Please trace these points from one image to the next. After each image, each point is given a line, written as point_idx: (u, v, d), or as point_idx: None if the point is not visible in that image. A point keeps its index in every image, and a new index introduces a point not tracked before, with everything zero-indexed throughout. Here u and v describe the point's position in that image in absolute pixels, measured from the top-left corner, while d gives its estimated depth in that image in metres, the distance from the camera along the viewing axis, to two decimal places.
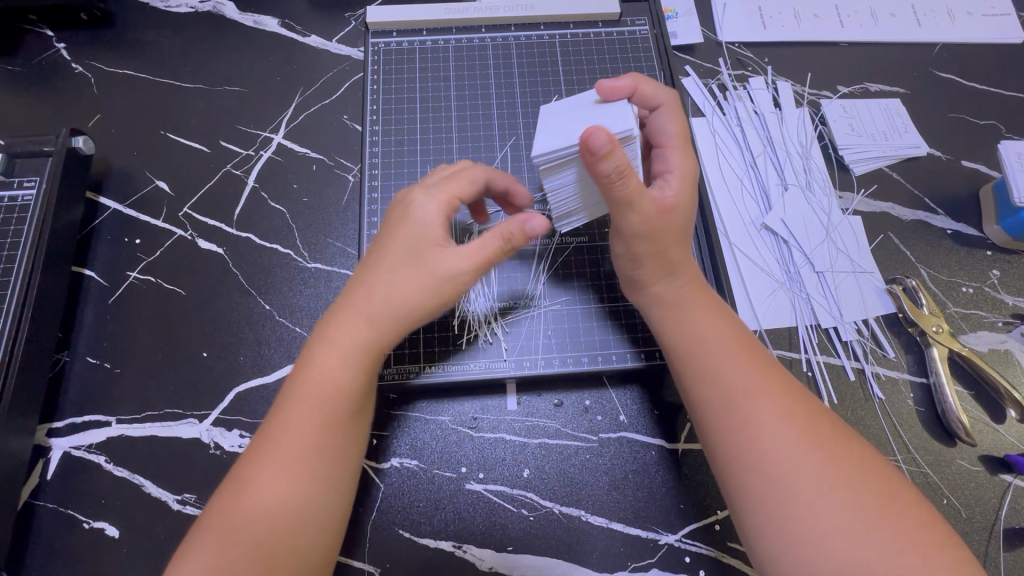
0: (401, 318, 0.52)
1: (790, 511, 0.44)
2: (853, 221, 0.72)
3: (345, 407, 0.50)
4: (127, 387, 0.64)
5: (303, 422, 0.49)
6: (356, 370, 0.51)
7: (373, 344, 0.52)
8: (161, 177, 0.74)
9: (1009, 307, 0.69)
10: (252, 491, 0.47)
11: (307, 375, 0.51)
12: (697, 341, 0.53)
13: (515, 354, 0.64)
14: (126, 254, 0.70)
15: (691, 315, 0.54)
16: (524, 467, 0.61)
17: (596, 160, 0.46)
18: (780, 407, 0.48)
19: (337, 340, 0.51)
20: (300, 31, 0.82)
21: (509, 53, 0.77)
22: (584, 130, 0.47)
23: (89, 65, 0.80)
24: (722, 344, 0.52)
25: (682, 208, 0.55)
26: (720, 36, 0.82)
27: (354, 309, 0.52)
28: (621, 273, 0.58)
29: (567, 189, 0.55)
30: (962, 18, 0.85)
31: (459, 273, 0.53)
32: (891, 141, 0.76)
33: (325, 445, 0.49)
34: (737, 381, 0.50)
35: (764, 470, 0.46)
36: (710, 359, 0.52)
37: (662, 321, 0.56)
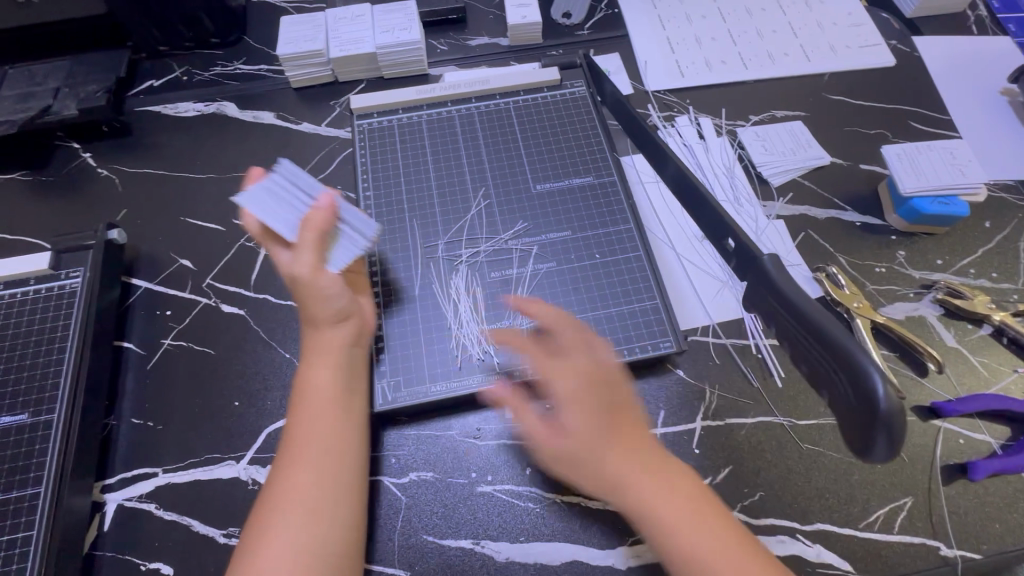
0: (339, 305, 0.66)
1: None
2: (777, 225, 0.85)
3: (332, 398, 0.63)
4: (169, 439, 0.72)
5: (300, 423, 0.61)
6: (330, 371, 0.64)
7: (337, 343, 0.65)
8: (184, 256, 0.85)
9: (918, 280, 0.82)
10: (274, 491, 0.58)
11: (299, 387, 0.63)
12: (607, 479, 0.56)
13: (507, 366, 0.71)
14: (159, 325, 0.80)
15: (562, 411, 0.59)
16: (526, 466, 0.70)
17: (330, 208, 0.68)
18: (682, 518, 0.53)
19: (313, 352, 0.65)
20: (294, 121, 0.97)
21: (473, 120, 0.88)
22: (319, 209, 0.67)
23: (112, 168, 0.93)
24: (622, 467, 0.55)
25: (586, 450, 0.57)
26: (647, 87, 0.99)
27: (318, 321, 0.66)
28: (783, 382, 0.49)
29: (348, 246, 0.69)
30: (843, 52, 1.03)
31: (303, 263, 0.64)
32: (798, 155, 0.91)
33: (327, 440, 0.60)
34: (658, 507, 0.54)
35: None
36: (650, 501, 0.54)
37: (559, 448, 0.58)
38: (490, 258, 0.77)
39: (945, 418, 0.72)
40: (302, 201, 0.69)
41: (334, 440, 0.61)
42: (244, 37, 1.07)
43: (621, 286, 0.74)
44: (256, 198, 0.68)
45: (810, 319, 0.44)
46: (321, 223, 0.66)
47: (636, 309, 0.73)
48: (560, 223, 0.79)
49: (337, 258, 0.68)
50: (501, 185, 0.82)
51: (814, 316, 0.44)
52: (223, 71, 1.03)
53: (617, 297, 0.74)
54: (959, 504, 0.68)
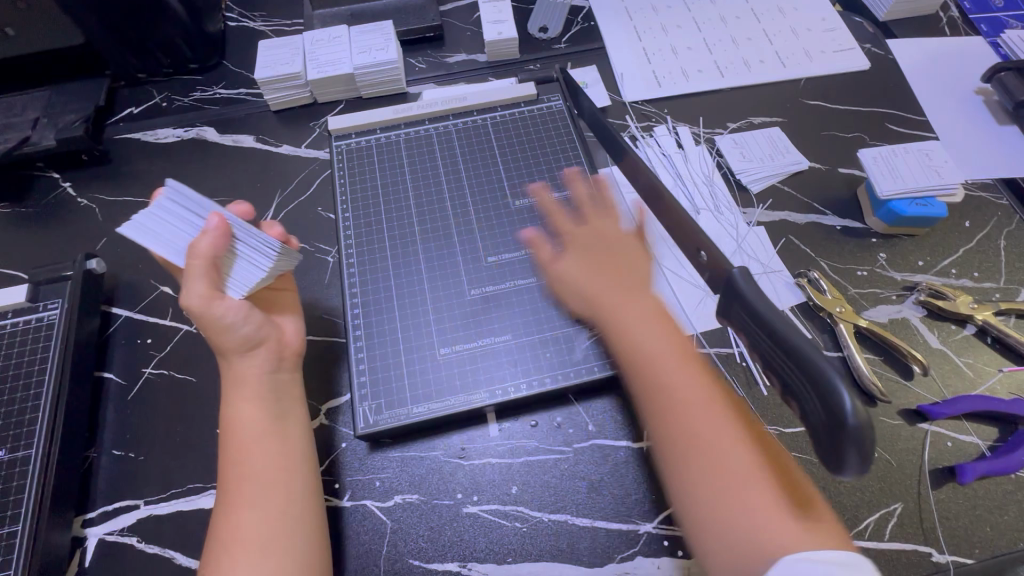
0: (246, 335, 0.67)
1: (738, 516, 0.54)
2: (758, 231, 0.85)
3: (256, 433, 0.65)
4: (151, 470, 0.72)
5: (236, 462, 0.64)
6: (250, 406, 0.66)
7: (252, 378, 0.67)
8: (164, 283, 0.85)
9: (900, 282, 0.82)
10: (222, 533, 0.60)
11: (227, 428, 0.66)
12: (689, 397, 0.60)
13: (489, 385, 0.70)
14: (140, 353, 0.79)
15: (644, 335, 0.64)
16: (512, 485, 0.69)
17: (221, 235, 0.63)
18: (721, 439, 0.57)
19: (231, 392, 0.67)
20: (274, 144, 0.97)
21: (450, 137, 0.88)
22: (211, 238, 0.62)
23: (92, 197, 0.93)
24: (688, 389, 0.61)
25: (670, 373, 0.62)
26: (624, 98, 0.99)
27: (233, 357, 0.68)
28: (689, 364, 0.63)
29: (251, 271, 0.67)
30: (818, 57, 1.04)
31: (195, 300, 0.63)
32: (776, 161, 0.91)
33: (265, 474, 0.63)
34: (703, 428, 0.58)
35: (734, 534, 0.53)
36: (697, 428, 0.58)
37: (638, 365, 0.64)
38: (471, 275, 0.76)
39: (931, 421, 0.72)
40: (192, 222, 0.65)
41: (273, 470, 0.64)
42: (223, 62, 1.07)
43: None
44: (145, 221, 0.64)
45: (781, 335, 0.43)
46: (208, 255, 0.62)
47: None
48: (540, 238, 0.79)
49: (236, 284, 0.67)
50: (479, 202, 0.82)
51: (788, 332, 0.43)
52: (202, 96, 1.03)
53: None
54: (949, 509, 0.67)
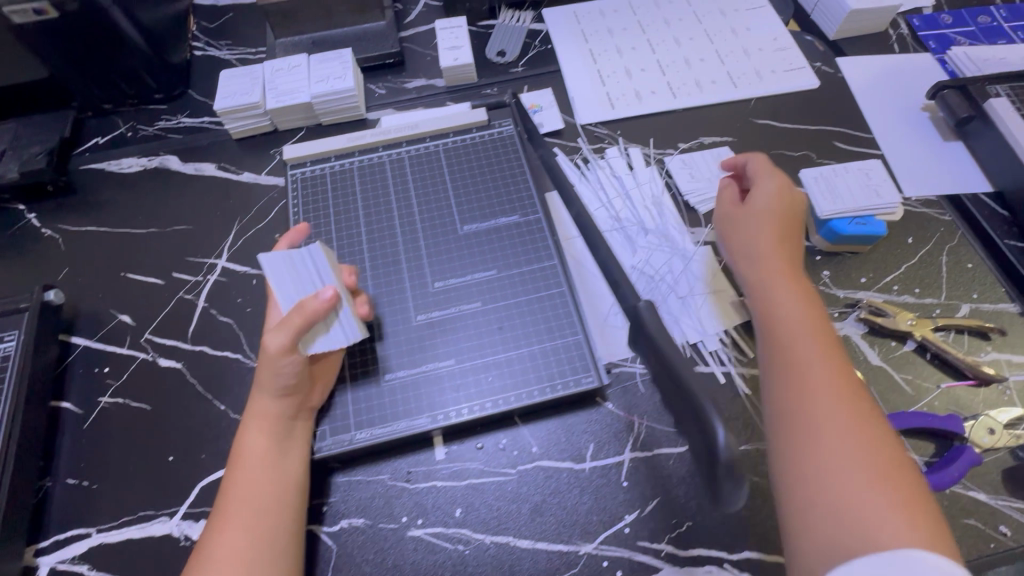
0: (281, 382, 0.67)
1: (827, 493, 0.56)
2: (704, 251, 0.87)
3: (263, 463, 0.66)
4: (104, 498, 0.73)
5: (240, 489, 0.65)
6: (262, 437, 0.67)
7: (270, 413, 0.68)
8: (124, 312, 0.87)
9: (842, 299, 0.83)
10: (207, 557, 0.62)
11: (237, 454, 0.67)
12: (799, 362, 0.65)
13: (430, 410, 0.72)
14: (97, 382, 0.81)
15: (779, 292, 0.71)
16: (456, 507, 0.71)
17: (325, 300, 0.66)
18: (853, 416, 0.60)
19: (249, 420, 0.68)
20: (235, 171, 1.00)
21: (403, 164, 0.90)
22: (317, 299, 0.66)
23: (56, 227, 0.95)
24: (822, 351, 0.65)
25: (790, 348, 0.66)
26: (578, 120, 1.02)
27: (258, 388, 0.69)
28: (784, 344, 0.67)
29: (331, 337, 0.68)
30: (769, 76, 1.06)
31: (275, 344, 0.65)
32: None
33: (261, 505, 0.64)
34: (835, 413, 0.61)
35: (819, 495, 0.57)
36: (819, 385, 0.63)
37: (784, 323, 0.68)
38: (418, 301, 0.79)
39: None
40: (312, 281, 0.68)
41: (267, 502, 0.64)
42: (188, 91, 1.10)
43: (544, 321, 0.76)
44: (278, 261, 0.68)
45: (670, 366, 0.46)
46: (309, 316, 0.66)
47: (558, 346, 0.74)
48: (487, 263, 0.81)
49: (315, 347, 0.68)
50: (429, 228, 0.84)
51: (675, 364, 0.45)
52: (166, 125, 1.05)
53: (541, 333, 0.75)
54: None
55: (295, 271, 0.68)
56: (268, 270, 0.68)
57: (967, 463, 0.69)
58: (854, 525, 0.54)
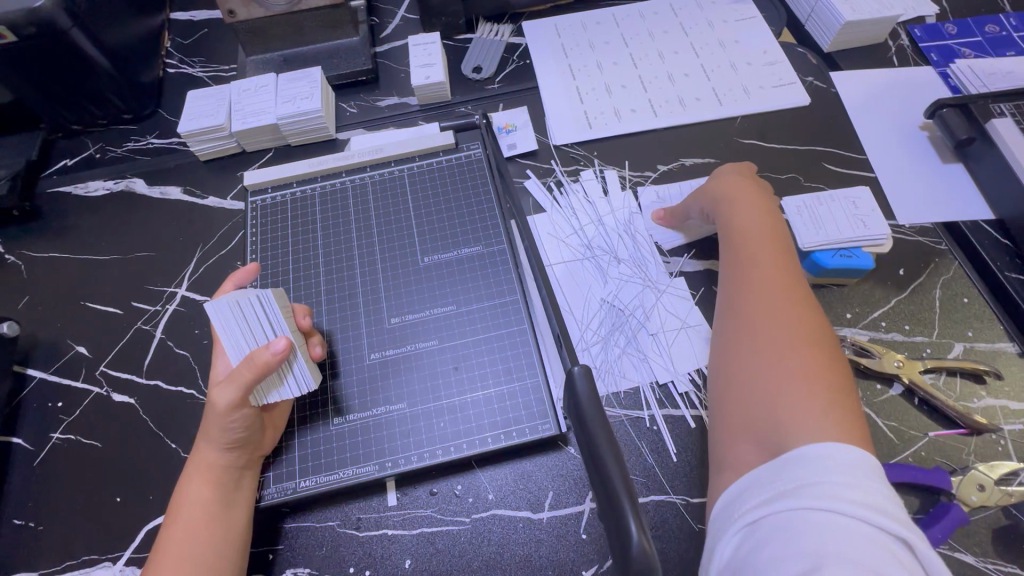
0: (226, 433, 0.65)
1: (761, 400, 0.58)
2: (678, 283, 0.83)
3: (201, 515, 0.63)
4: (49, 540, 0.71)
5: (176, 540, 0.62)
6: (203, 486, 0.65)
7: (212, 461, 0.66)
8: (81, 343, 0.85)
9: None
10: None
11: (177, 503, 0.65)
12: (743, 286, 0.68)
13: (379, 457, 0.69)
14: (50, 417, 0.79)
15: (737, 219, 0.74)
16: (405, 558, 0.67)
17: (279, 354, 0.62)
18: (788, 325, 0.63)
19: (193, 467, 0.66)
20: (200, 195, 0.97)
21: (366, 190, 0.87)
22: (269, 353, 0.62)
23: (19, 254, 0.94)
24: (766, 270, 0.68)
25: (747, 275, 0.69)
26: (553, 141, 0.98)
27: (202, 435, 0.67)
28: (742, 274, 0.70)
29: (287, 386, 0.66)
30: (757, 93, 1.00)
31: (224, 400, 0.63)
32: None
33: (194, 561, 0.61)
34: (780, 330, 0.62)
35: (748, 400, 0.59)
36: (757, 301, 0.66)
37: (735, 249, 0.73)
38: (373, 338, 0.76)
39: None
40: (264, 329, 0.65)
41: (203, 557, 0.61)
42: (158, 110, 1.08)
43: (502, 363, 0.73)
44: (225, 309, 0.63)
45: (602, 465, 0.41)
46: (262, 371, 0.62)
47: (517, 388, 0.71)
48: (446, 298, 0.77)
49: (271, 397, 0.66)
50: (389, 259, 0.81)
51: (607, 462, 0.41)
52: (135, 146, 1.04)
53: (498, 375, 0.72)
54: None
55: (244, 318, 0.64)
56: (213, 318, 0.63)
57: (955, 522, 0.63)
58: (766, 419, 0.56)
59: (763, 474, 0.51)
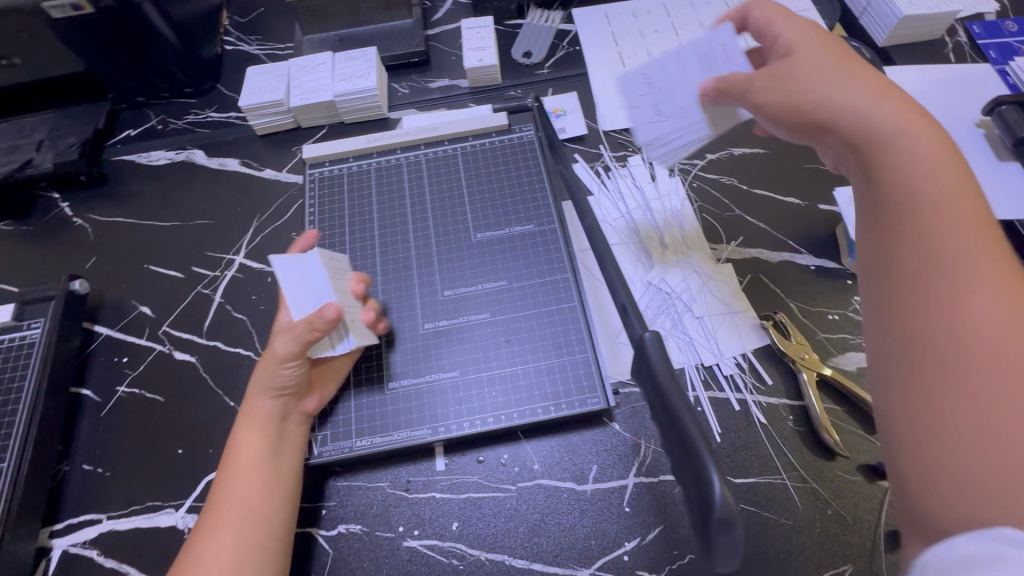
0: (278, 378, 0.68)
1: (965, 428, 0.42)
2: (725, 269, 0.83)
3: (257, 464, 0.66)
4: (116, 485, 0.75)
5: (233, 486, 0.65)
6: (258, 437, 0.68)
7: (266, 413, 0.69)
8: (145, 303, 0.89)
9: None
10: (196, 556, 0.62)
11: (231, 453, 0.67)
12: (935, 265, 0.48)
13: (431, 422, 0.72)
14: (116, 371, 0.83)
15: (908, 159, 0.52)
16: (453, 521, 0.70)
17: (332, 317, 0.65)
18: (1006, 322, 0.44)
19: (247, 419, 0.69)
20: (257, 167, 1.01)
21: (420, 167, 0.89)
22: (323, 313, 0.65)
23: (86, 217, 0.98)
24: (951, 233, 0.48)
25: (925, 242, 0.49)
26: (601, 126, 0.99)
27: (256, 387, 0.70)
28: (903, 234, 0.51)
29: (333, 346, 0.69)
30: None
31: (282, 351, 0.67)
32: (690, 114, 0.71)
33: (252, 506, 0.64)
34: (996, 331, 0.44)
35: (956, 434, 0.43)
36: (957, 292, 0.46)
37: (900, 208, 0.52)
38: (425, 307, 0.78)
39: None
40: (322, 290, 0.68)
41: (259, 502, 0.64)
42: (217, 86, 1.11)
43: (553, 338, 0.75)
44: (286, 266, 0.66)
45: (679, 423, 0.43)
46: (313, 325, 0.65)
47: (567, 362, 0.74)
48: (497, 273, 0.80)
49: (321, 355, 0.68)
50: (442, 234, 0.83)
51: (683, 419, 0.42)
52: (194, 119, 1.07)
53: (548, 350, 0.74)
54: None
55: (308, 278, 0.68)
56: (277, 271, 0.65)
57: None
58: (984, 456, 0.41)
59: (1015, 551, 0.37)
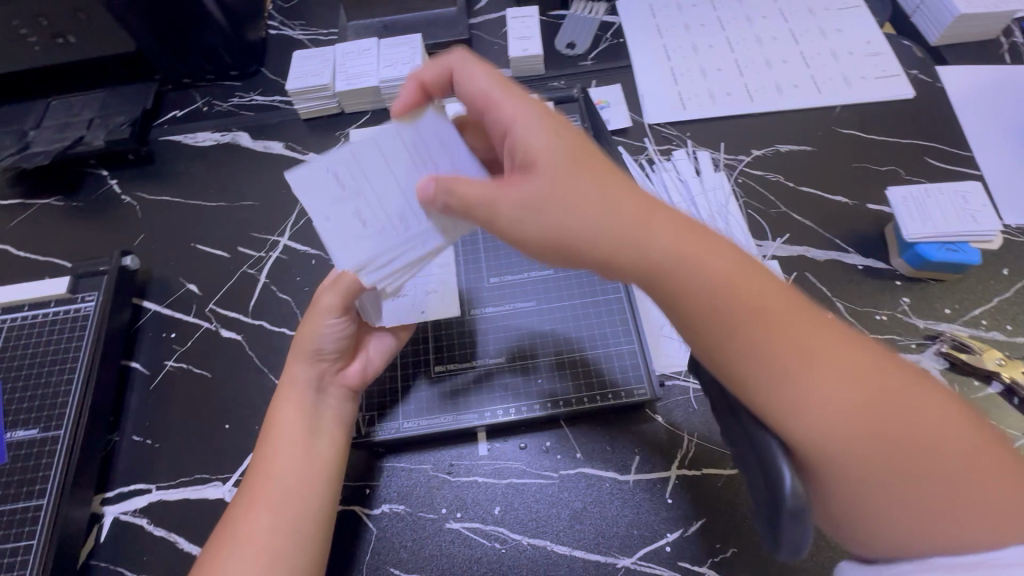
0: (324, 345, 0.70)
1: (881, 503, 0.43)
2: (771, 266, 0.83)
3: (296, 440, 0.67)
4: (164, 457, 0.77)
5: (273, 461, 0.66)
6: (297, 412, 0.68)
7: (307, 389, 0.70)
8: (192, 281, 0.90)
9: (922, 330, 0.77)
10: (237, 528, 0.63)
11: (272, 427, 0.68)
12: (795, 352, 0.43)
13: (477, 407, 0.74)
14: (164, 346, 0.85)
15: (696, 273, 0.46)
16: (495, 505, 0.70)
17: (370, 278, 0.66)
18: (873, 403, 0.43)
19: (287, 393, 0.70)
20: (301, 151, 1.02)
21: None
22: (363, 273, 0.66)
23: (134, 195, 1.00)
24: (803, 322, 0.44)
25: (778, 337, 0.44)
26: (646, 119, 0.98)
27: (300, 357, 0.71)
28: (747, 328, 0.44)
29: None
30: (858, 83, 0.99)
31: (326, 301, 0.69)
32: (402, 223, 0.57)
33: (291, 481, 0.65)
34: (865, 417, 0.42)
35: (878, 507, 0.43)
36: (792, 384, 0.43)
37: (707, 316, 0.45)
38: (472, 295, 0.81)
39: None
40: None
41: (299, 476, 0.65)
42: (262, 70, 1.13)
43: (597, 330, 0.77)
44: None
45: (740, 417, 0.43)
46: (359, 283, 0.67)
47: (613, 353, 0.75)
48: None
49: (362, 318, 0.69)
50: None
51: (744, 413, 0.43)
52: (239, 102, 1.09)
53: (591, 341, 0.77)
54: None
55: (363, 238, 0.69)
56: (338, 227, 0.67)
57: None
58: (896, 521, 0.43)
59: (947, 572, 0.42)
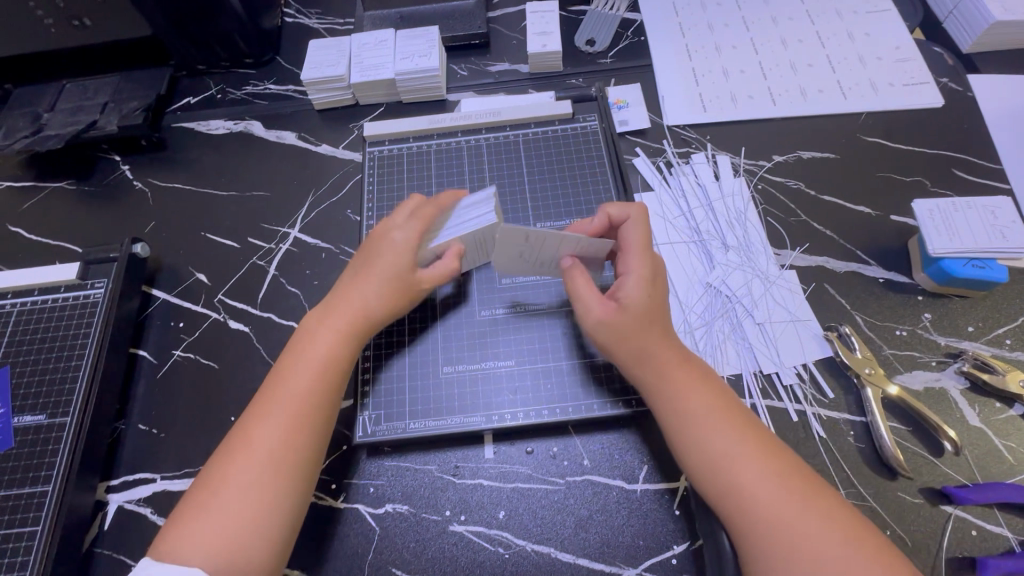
0: (374, 313, 0.70)
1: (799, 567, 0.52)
2: (789, 276, 0.81)
3: (326, 373, 0.67)
4: (169, 447, 0.77)
5: (299, 384, 0.66)
6: (336, 347, 0.68)
7: (343, 328, 0.69)
8: (201, 271, 0.90)
9: (943, 347, 0.75)
10: (252, 441, 0.62)
11: (302, 352, 0.68)
12: (727, 448, 0.58)
13: (485, 410, 0.73)
14: (172, 336, 0.85)
15: (668, 390, 0.63)
16: (500, 509, 0.70)
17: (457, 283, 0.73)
18: (775, 490, 0.55)
19: (325, 328, 0.69)
20: (314, 142, 1.01)
21: (480, 152, 0.88)
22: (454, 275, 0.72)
23: (147, 182, 0.99)
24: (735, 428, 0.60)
25: (718, 437, 0.59)
26: (665, 121, 0.96)
27: (345, 300, 0.71)
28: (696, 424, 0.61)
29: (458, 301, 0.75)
30: (885, 89, 0.96)
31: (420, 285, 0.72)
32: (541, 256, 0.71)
33: (313, 408, 0.65)
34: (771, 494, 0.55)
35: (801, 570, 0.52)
36: (724, 473, 0.57)
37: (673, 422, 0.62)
38: (483, 297, 0.80)
39: (958, 505, 0.65)
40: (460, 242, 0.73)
41: (319, 408, 0.66)
42: (276, 58, 1.11)
43: None
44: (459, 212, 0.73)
45: None
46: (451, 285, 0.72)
47: None
48: None
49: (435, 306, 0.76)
50: None
51: None
52: (253, 90, 1.07)
53: None
54: None
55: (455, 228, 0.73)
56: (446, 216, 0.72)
57: None
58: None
59: None
